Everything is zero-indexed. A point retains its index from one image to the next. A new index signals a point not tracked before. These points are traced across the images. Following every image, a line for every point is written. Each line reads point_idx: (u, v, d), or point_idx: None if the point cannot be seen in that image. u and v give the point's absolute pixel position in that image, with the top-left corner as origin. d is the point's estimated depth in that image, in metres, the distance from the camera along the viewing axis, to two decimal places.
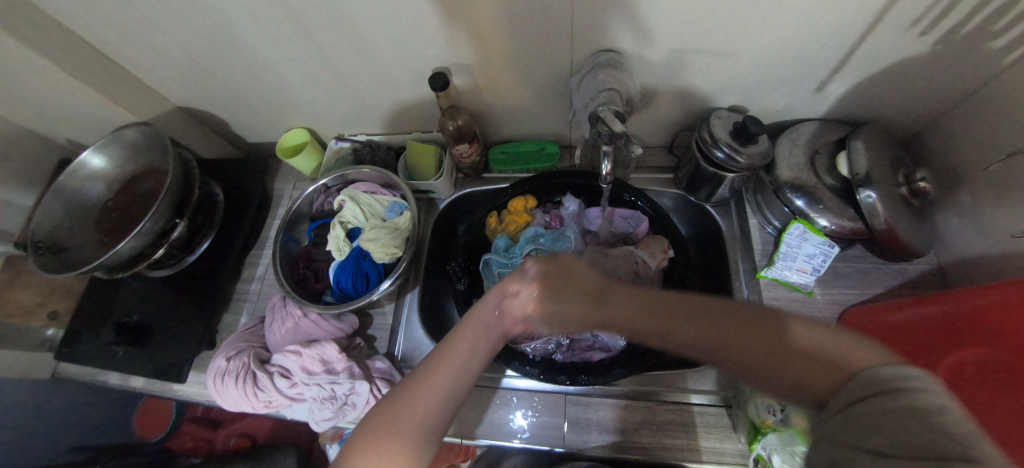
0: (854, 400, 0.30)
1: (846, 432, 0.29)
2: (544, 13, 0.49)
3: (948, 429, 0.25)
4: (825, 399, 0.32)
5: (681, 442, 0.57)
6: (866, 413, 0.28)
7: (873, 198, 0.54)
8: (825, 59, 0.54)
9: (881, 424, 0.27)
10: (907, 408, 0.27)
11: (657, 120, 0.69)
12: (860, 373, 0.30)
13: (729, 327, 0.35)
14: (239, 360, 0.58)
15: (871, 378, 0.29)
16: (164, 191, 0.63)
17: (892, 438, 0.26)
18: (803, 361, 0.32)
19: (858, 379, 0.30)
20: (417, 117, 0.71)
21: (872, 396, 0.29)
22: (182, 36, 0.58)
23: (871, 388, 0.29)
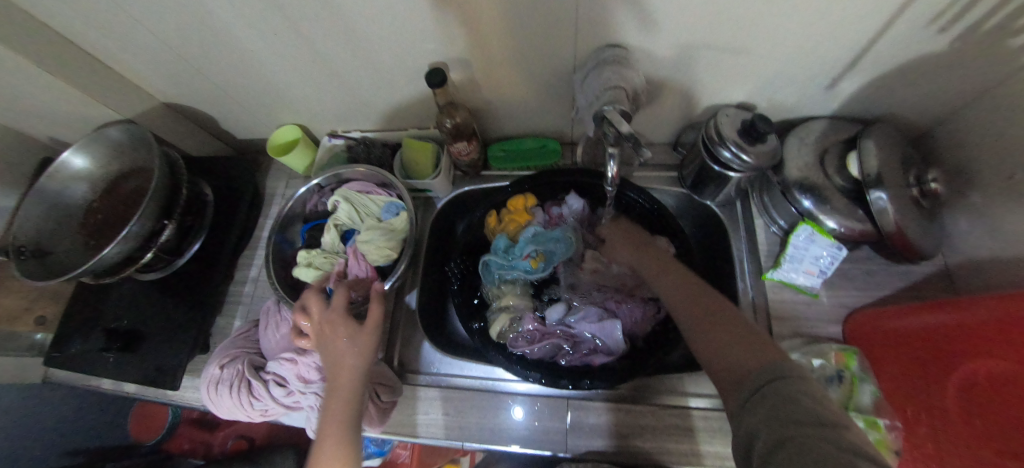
0: (759, 385, 0.33)
1: (755, 407, 0.31)
2: (546, 8, 0.46)
3: (818, 413, 0.28)
4: (740, 382, 0.35)
5: (684, 446, 0.56)
6: (763, 392, 0.32)
7: (884, 200, 0.53)
8: (838, 56, 0.52)
9: (772, 400, 0.31)
10: (792, 391, 0.30)
11: (662, 117, 0.66)
12: (772, 365, 0.34)
13: (715, 318, 0.43)
14: (233, 367, 0.57)
15: (774, 370, 0.33)
16: (149, 193, 0.60)
17: (768, 409, 0.30)
18: (741, 347, 0.38)
19: (765, 370, 0.34)
20: (413, 114, 0.69)
21: (769, 383, 0.32)
22: (163, 30, 0.55)
23: (771, 377, 0.33)
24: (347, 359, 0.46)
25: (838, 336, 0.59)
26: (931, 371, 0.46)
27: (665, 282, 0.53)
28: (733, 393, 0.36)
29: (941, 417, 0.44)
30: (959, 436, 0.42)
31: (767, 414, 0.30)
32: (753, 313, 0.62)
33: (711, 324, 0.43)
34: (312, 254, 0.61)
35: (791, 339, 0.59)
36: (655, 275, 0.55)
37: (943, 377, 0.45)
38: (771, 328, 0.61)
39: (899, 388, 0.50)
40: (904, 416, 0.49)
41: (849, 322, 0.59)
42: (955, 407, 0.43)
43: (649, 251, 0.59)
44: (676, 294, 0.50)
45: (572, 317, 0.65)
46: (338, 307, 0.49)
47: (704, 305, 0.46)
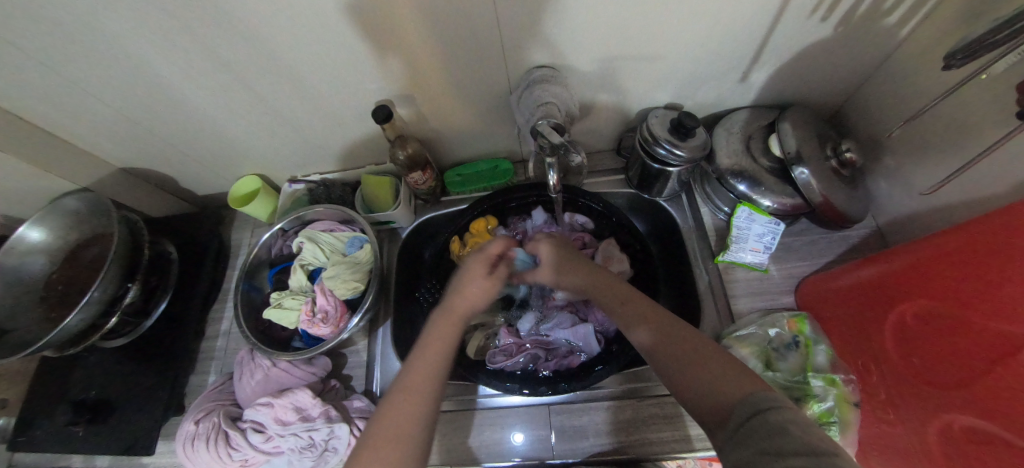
0: (745, 417, 0.30)
1: (746, 441, 0.28)
2: (473, 38, 0.51)
3: (807, 442, 0.25)
4: (724, 419, 0.32)
5: (666, 434, 0.58)
6: (749, 426, 0.29)
7: (806, 174, 0.57)
8: (742, 51, 0.58)
9: (759, 432, 0.28)
10: (780, 420, 0.28)
11: (602, 125, 0.71)
12: (753, 395, 0.31)
13: (684, 343, 0.39)
14: (208, 421, 0.56)
15: (756, 401, 0.30)
16: (111, 257, 0.61)
17: (756, 444, 0.27)
18: (713, 370, 0.35)
19: (748, 401, 0.31)
20: (368, 151, 0.71)
21: (754, 417, 0.29)
22: (114, 97, 0.57)
23: (755, 409, 0.30)
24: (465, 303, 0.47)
25: (792, 305, 0.63)
26: (870, 322, 0.50)
27: (622, 309, 0.45)
28: (721, 429, 0.32)
29: (891, 375, 0.47)
30: (915, 397, 0.44)
31: (756, 447, 0.27)
32: (712, 295, 0.66)
33: (666, 342, 0.39)
34: (280, 296, 0.61)
35: (749, 315, 0.62)
36: (616, 306, 0.46)
37: (879, 326, 0.49)
38: (730, 307, 0.64)
39: (845, 345, 0.54)
40: (856, 368, 0.52)
41: (799, 291, 0.63)
42: (894, 349, 0.46)
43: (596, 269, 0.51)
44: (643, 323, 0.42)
45: (545, 325, 0.67)
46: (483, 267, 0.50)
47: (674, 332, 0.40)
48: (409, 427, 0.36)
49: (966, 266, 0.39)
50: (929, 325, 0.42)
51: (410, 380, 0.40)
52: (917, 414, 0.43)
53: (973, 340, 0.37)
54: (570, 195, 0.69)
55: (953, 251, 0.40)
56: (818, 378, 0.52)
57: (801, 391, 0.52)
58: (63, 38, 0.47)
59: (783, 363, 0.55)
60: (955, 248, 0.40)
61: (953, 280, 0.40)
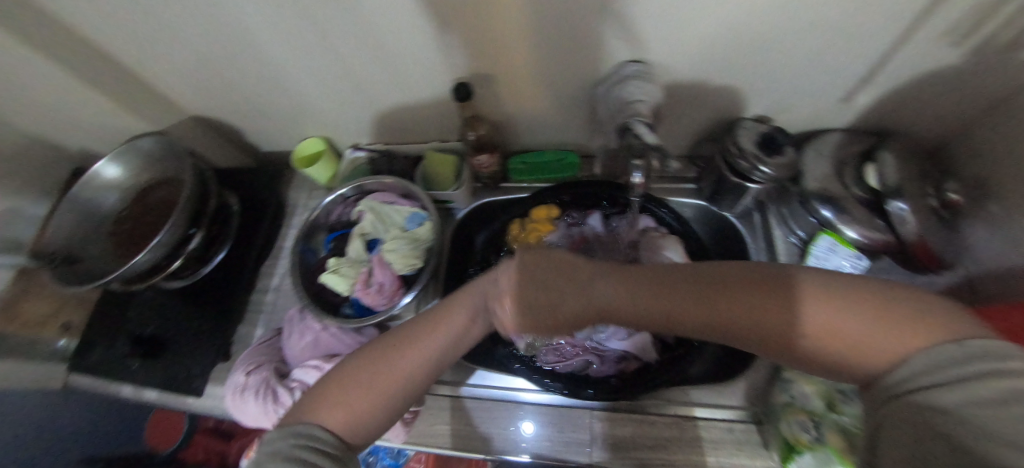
0: (889, 395, 0.28)
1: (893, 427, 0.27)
2: (574, 22, 0.48)
3: (985, 425, 0.23)
4: (873, 381, 0.29)
5: (679, 456, 0.56)
6: (894, 414, 0.27)
7: (903, 209, 0.53)
8: (853, 68, 0.54)
9: (899, 429, 0.26)
10: (922, 401, 0.26)
11: (679, 131, 0.68)
12: (906, 363, 0.27)
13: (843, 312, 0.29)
14: (258, 374, 0.57)
15: (916, 374, 0.27)
16: (183, 202, 0.62)
17: (905, 437, 0.25)
18: (771, 310, 0.31)
19: (910, 363, 0.27)
20: (435, 127, 0.70)
21: (898, 397, 0.27)
22: (205, 46, 0.57)
23: (902, 385, 0.27)
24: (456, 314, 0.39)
25: None
26: None
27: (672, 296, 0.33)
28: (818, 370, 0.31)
29: None
30: None
31: (914, 431, 0.25)
32: None
33: (722, 298, 0.32)
34: (338, 263, 0.61)
35: None
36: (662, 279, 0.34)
37: None
38: None
39: None
40: None
41: None
42: None
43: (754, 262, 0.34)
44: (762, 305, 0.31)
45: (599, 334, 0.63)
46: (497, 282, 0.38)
47: (744, 293, 0.32)
48: (376, 391, 0.35)
49: None
50: None
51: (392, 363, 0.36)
52: None
53: None
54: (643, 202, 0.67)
55: None
56: None
57: None
58: None
59: None
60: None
61: None
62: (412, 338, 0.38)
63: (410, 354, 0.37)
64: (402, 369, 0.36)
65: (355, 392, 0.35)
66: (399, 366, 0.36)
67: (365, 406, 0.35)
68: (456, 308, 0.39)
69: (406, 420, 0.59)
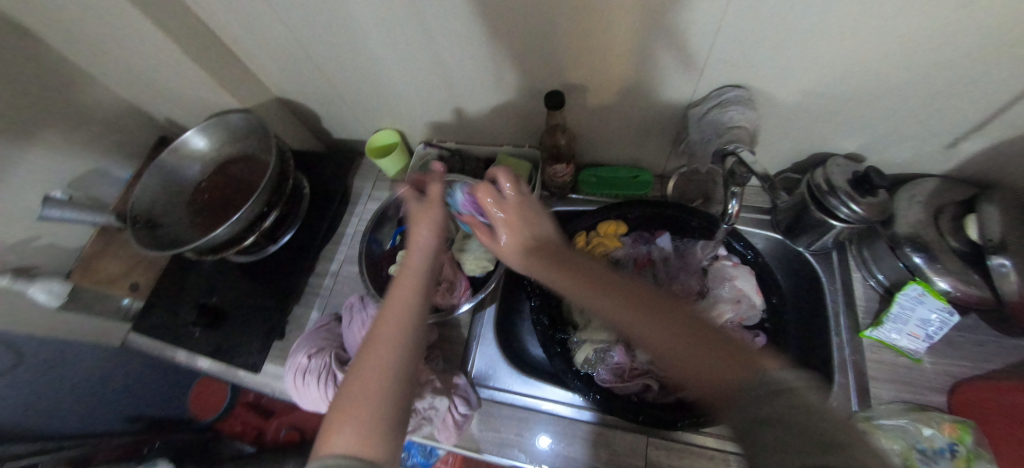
0: (759, 403, 0.31)
1: (772, 430, 0.29)
2: (685, 42, 0.47)
3: (845, 432, 0.26)
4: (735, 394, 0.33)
5: None
6: (771, 414, 0.29)
7: (1007, 266, 0.50)
8: (969, 115, 0.51)
9: (777, 440, 0.28)
10: (800, 406, 0.29)
11: (760, 160, 0.66)
12: (775, 376, 0.32)
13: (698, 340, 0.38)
14: (320, 358, 0.58)
15: (773, 381, 0.31)
16: (266, 181, 0.64)
17: (783, 432, 0.28)
18: (675, 325, 0.40)
19: (767, 379, 0.32)
20: (510, 131, 0.70)
21: (768, 399, 0.30)
22: (308, 34, 0.59)
23: (769, 388, 0.31)
24: (410, 263, 0.46)
25: (942, 406, 0.56)
26: None
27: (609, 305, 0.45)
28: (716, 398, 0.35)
29: None
30: None
31: (797, 430, 0.27)
32: (848, 370, 0.59)
33: (660, 316, 0.42)
34: None
35: (893, 405, 0.55)
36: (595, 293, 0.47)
37: None
38: (868, 389, 0.58)
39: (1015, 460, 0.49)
40: None
41: (955, 393, 0.56)
42: None
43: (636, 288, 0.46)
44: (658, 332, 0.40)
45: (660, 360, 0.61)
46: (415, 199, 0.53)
47: (667, 316, 0.41)
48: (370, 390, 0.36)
49: None
50: None
51: (374, 334, 0.40)
52: None
53: None
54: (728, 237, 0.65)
55: None
56: None
57: None
58: None
59: None
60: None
61: None
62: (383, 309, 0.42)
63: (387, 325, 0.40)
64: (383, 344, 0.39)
65: (354, 403, 0.35)
66: (380, 334, 0.40)
67: (370, 417, 0.34)
68: (411, 257, 0.47)
69: (458, 423, 0.56)
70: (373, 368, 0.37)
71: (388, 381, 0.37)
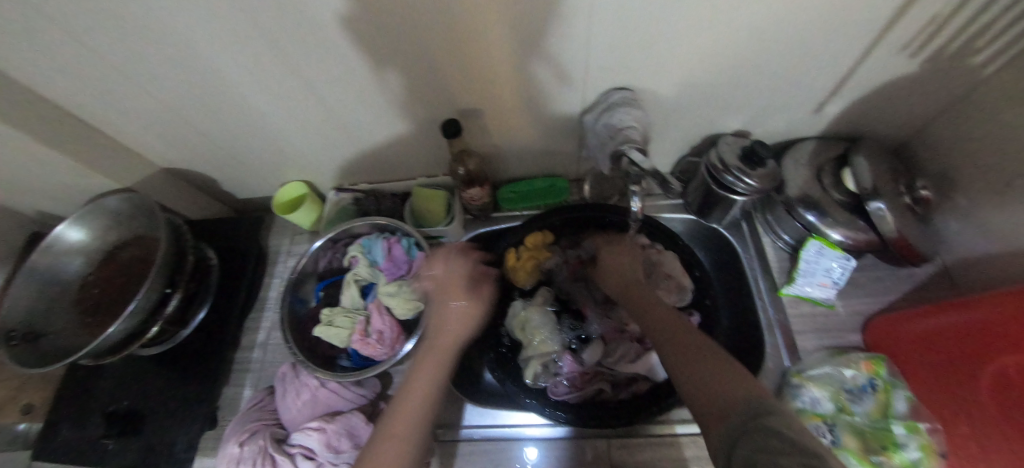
0: (744, 421, 0.29)
1: (748, 437, 0.28)
2: (561, 55, 0.49)
3: (797, 440, 0.25)
4: (726, 414, 0.31)
5: None
6: (747, 427, 0.28)
7: (882, 209, 0.56)
8: (822, 82, 0.56)
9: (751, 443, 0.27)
10: (779, 423, 0.27)
11: (662, 149, 0.70)
12: (756, 400, 0.31)
13: (708, 367, 0.37)
14: (254, 443, 0.52)
15: (759, 404, 0.30)
16: (158, 262, 0.58)
17: (750, 444, 0.27)
18: (706, 355, 0.39)
19: (752, 403, 0.30)
20: (421, 162, 0.69)
21: (758, 419, 0.28)
22: (178, 100, 0.55)
23: (754, 411, 0.30)
24: (451, 341, 0.48)
25: (859, 344, 0.61)
26: (968, 371, 0.47)
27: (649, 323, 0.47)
28: (713, 424, 0.32)
29: (986, 421, 0.45)
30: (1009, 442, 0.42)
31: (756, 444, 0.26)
32: (775, 329, 0.63)
33: (692, 347, 0.41)
34: (332, 314, 0.58)
35: (818, 353, 0.59)
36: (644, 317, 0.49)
37: (975, 380, 0.46)
38: (795, 342, 0.62)
39: (924, 388, 0.52)
40: (942, 417, 0.50)
41: (866, 329, 0.60)
42: (992, 398, 0.45)
43: (674, 321, 0.46)
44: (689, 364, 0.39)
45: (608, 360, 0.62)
46: (461, 285, 0.53)
47: (695, 349, 0.40)
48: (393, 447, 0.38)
49: None
50: None
51: (405, 403, 0.42)
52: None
53: None
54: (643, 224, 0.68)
55: None
56: (900, 424, 0.49)
57: (885, 438, 0.48)
58: (143, 44, 0.45)
59: (858, 407, 0.52)
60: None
61: None
62: (419, 364, 0.46)
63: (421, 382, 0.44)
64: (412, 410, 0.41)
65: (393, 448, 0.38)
66: (399, 424, 0.40)
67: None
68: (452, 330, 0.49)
69: None
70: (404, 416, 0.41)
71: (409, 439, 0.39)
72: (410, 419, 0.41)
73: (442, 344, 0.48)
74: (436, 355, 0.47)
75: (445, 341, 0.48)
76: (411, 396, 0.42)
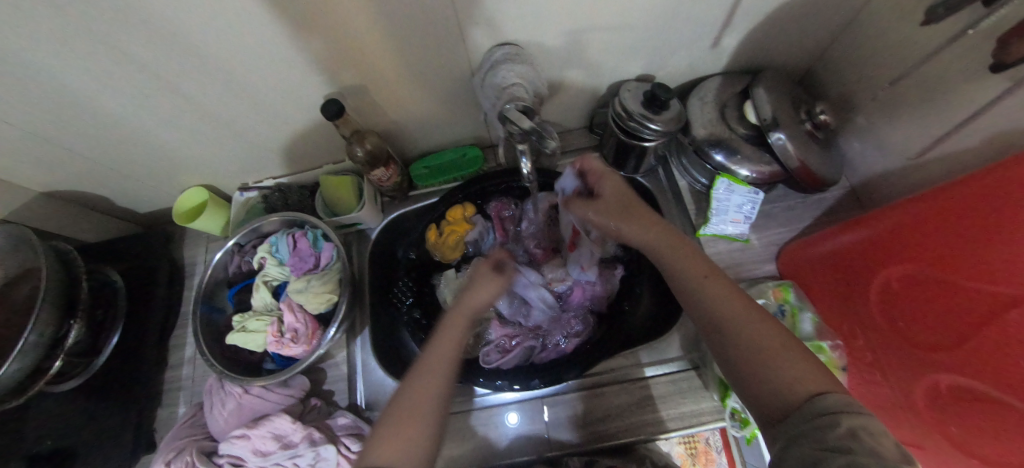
0: (808, 417, 0.30)
1: (817, 437, 0.29)
2: (427, 17, 0.45)
3: (876, 451, 0.26)
4: (784, 413, 0.32)
5: (644, 415, 0.58)
6: (819, 422, 0.29)
7: (783, 139, 0.56)
8: (713, 17, 0.54)
9: (824, 439, 0.28)
10: (853, 423, 0.28)
11: (572, 104, 0.68)
12: (821, 396, 0.31)
13: (769, 348, 0.36)
14: (180, 461, 0.51)
15: (831, 401, 0.30)
16: (42, 293, 0.54)
17: (818, 441, 0.28)
18: (769, 333, 0.37)
19: (819, 397, 0.31)
20: (323, 149, 0.66)
21: (827, 417, 0.29)
22: (18, 116, 0.49)
23: (823, 409, 0.30)
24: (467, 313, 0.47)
25: (773, 273, 0.63)
26: (860, 287, 0.49)
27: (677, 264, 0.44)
28: (773, 420, 0.33)
29: (875, 332, 0.47)
30: (898, 351, 0.44)
31: (819, 443, 0.28)
32: None
33: (752, 317, 0.38)
34: (244, 319, 0.56)
35: (734, 287, 0.62)
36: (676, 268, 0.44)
37: (865, 294, 0.48)
38: None
39: (827, 307, 0.54)
40: (840, 332, 0.52)
41: (780, 257, 0.63)
42: (876, 310, 0.47)
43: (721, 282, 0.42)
44: (751, 336, 0.37)
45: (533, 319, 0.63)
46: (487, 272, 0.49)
47: (756, 322, 0.38)
48: (415, 429, 0.38)
49: (967, 216, 0.36)
50: (912, 284, 0.42)
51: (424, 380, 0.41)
52: (904, 376, 0.43)
53: (964, 306, 0.36)
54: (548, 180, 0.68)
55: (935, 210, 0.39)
56: (806, 346, 0.50)
57: None
58: None
59: None
60: (946, 205, 0.38)
61: (942, 233, 0.38)
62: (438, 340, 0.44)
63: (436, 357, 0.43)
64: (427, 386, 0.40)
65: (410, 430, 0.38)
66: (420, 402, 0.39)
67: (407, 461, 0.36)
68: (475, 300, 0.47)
69: None
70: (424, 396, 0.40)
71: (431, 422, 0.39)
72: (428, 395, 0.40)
73: (458, 320, 0.46)
74: (452, 325, 0.45)
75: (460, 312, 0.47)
76: (430, 377, 0.41)
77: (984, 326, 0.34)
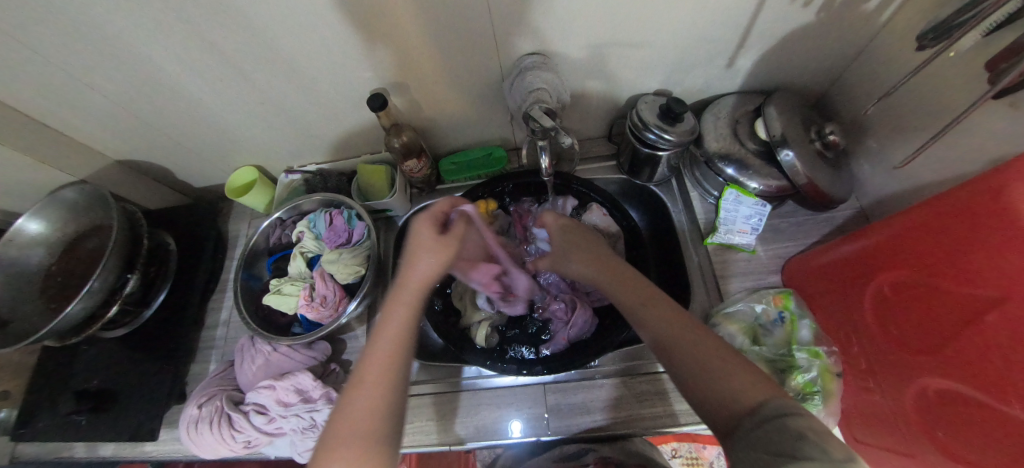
0: (756, 424, 0.32)
1: (766, 440, 0.30)
2: (466, 24, 0.51)
3: (824, 450, 0.27)
4: (735, 420, 0.33)
5: (656, 409, 0.59)
6: (767, 429, 0.31)
7: (791, 157, 0.59)
8: (728, 39, 0.59)
9: (777, 436, 0.30)
10: (796, 427, 0.29)
11: (592, 113, 0.73)
12: (764, 403, 0.33)
13: (717, 364, 0.37)
14: (211, 405, 0.56)
15: (774, 406, 0.32)
16: (110, 248, 0.60)
17: (769, 446, 0.30)
18: (703, 346, 0.39)
19: (767, 404, 0.32)
20: (364, 140, 0.73)
21: (772, 421, 0.31)
22: (115, 89, 0.57)
23: (770, 414, 0.32)
24: (416, 275, 0.49)
25: (778, 284, 0.65)
26: (856, 296, 0.51)
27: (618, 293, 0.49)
28: (728, 429, 0.34)
29: (870, 339, 0.49)
30: (894, 358, 0.45)
31: (772, 452, 0.29)
32: (702, 276, 0.68)
33: (687, 335, 0.41)
34: (280, 283, 0.62)
35: (738, 295, 0.64)
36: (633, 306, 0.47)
37: (862, 303, 0.50)
38: (720, 287, 0.66)
39: (829, 318, 0.56)
40: (837, 340, 0.54)
41: (784, 271, 0.65)
42: (874, 317, 0.48)
43: (651, 300, 0.46)
44: (695, 350, 0.39)
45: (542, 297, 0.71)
46: (431, 232, 0.52)
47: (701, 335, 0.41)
48: (374, 401, 0.39)
49: (951, 229, 0.38)
50: (905, 291, 0.43)
51: (369, 372, 0.41)
52: (897, 384, 0.44)
53: (950, 312, 0.38)
54: (561, 182, 0.72)
55: (923, 223, 0.41)
56: (802, 351, 0.53)
57: (785, 362, 0.53)
58: (67, 34, 0.48)
59: (769, 339, 0.56)
60: (944, 212, 0.39)
61: (935, 246, 0.40)
62: (389, 316, 0.46)
63: (389, 335, 0.44)
64: (375, 379, 0.40)
65: (358, 411, 0.38)
66: (375, 370, 0.41)
67: (364, 436, 0.36)
68: (417, 268, 0.49)
69: None
70: (373, 370, 0.41)
71: (377, 398, 0.39)
72: (377, 380, 0.40)
73: (402, 296, 0.48)
74: (401, 302, 0.47)
75: (410, 279, 0.49)
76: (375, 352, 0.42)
77: (969, 327, 0.35)
